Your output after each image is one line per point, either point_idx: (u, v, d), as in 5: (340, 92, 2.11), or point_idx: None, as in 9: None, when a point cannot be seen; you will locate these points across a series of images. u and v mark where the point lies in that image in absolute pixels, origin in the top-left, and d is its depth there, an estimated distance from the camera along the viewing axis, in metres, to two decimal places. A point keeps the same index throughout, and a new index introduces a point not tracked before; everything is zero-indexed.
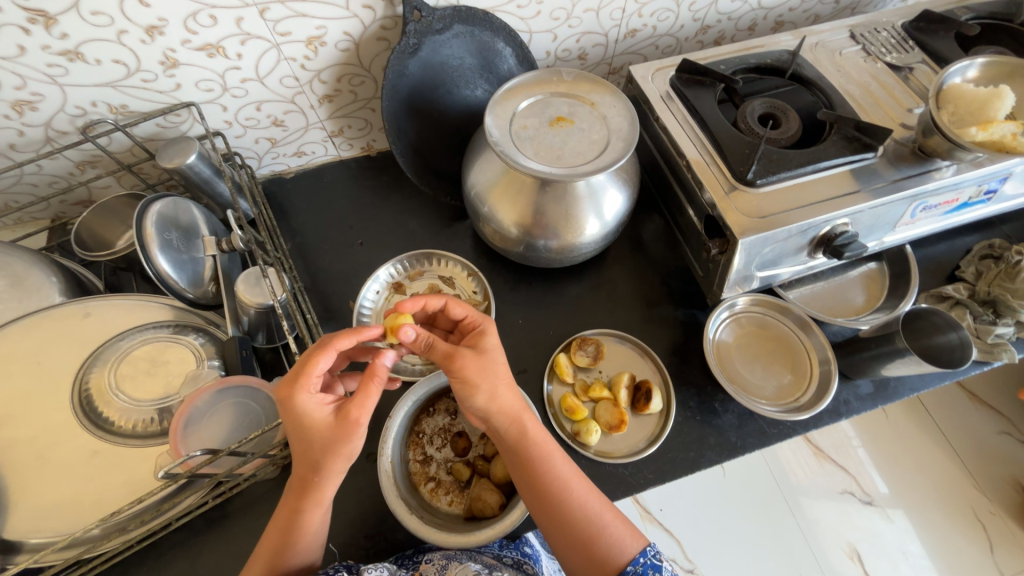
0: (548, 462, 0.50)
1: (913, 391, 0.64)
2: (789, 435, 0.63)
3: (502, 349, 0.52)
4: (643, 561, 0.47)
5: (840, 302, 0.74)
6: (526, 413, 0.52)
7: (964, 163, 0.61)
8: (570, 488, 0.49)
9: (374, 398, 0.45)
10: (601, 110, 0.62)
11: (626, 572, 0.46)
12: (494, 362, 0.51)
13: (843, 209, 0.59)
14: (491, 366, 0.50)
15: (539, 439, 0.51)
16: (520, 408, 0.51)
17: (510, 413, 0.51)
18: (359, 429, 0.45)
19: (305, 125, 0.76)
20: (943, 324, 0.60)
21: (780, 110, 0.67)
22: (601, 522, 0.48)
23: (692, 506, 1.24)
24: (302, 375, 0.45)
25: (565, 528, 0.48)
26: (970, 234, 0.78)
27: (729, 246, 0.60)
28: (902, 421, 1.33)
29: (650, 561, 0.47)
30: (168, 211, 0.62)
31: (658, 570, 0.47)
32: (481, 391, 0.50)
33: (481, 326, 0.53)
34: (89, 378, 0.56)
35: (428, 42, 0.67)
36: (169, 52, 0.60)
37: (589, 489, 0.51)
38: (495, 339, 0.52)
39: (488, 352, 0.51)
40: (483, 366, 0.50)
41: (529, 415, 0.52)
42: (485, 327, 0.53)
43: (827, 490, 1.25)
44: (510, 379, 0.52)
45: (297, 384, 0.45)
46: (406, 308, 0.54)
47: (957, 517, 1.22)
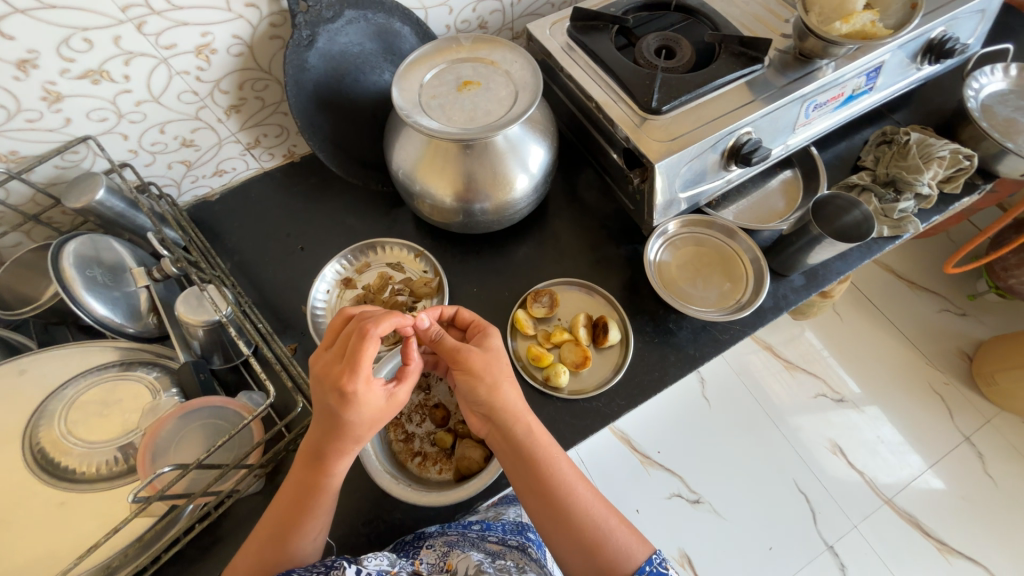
0: (551, 463, 0.51)
1: (839, 274, 0.71)
2: (739, 337, 0.68)
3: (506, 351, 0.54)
4: (649, 567, 0.48)
5: (764, 210, 0.79)
6: (524, 413, 0.52)
7: (840, 59, 0.67)
8: (573, 490, 0.51)
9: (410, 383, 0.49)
10: (504, 67, 0.64)
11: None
12: (500, 360, 0.53)
13: (743, 119, 0.63)
14: (495, 365, 0.52)
15: (538, 440, 0.52)
16: (520, 409, 0.52)
17: (506, 415, 0.52)
18: (399, 407, 0.48)
19: (217, 141, 0.74)
20: (846, 205, 0.66)
21: (673, 41, 0.71)
22: (607, 526, 0.50)
23: (686, 441, 1.30)
24: (357, 368, 0.44)
25: (574, 532, 0.49)
26: (866, 127, 0.85)
27: (648, 173, 0.63)
28: (854, 319, 1.44)
29: (656, 568, 0.48)
30: (87, 250, 0.59)
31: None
32: (483, 389, 0.52)
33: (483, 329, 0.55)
34: (38, 432, 0.53)
35: (322, 32, 0.66)
36: (49, 86, 0.57)
37: (593, 492, 0.52)
38: (502, 342, 0.54)
39: (496, 355, 0.53)
40: (490, 362, 0.52)
41: (526, 417, 0.52)
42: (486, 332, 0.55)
43: (803, 399, 1.34)
44: (512, 381, 0.53)
45: (358, 376, 0.44)
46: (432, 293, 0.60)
47: (917, 393, 1.33)
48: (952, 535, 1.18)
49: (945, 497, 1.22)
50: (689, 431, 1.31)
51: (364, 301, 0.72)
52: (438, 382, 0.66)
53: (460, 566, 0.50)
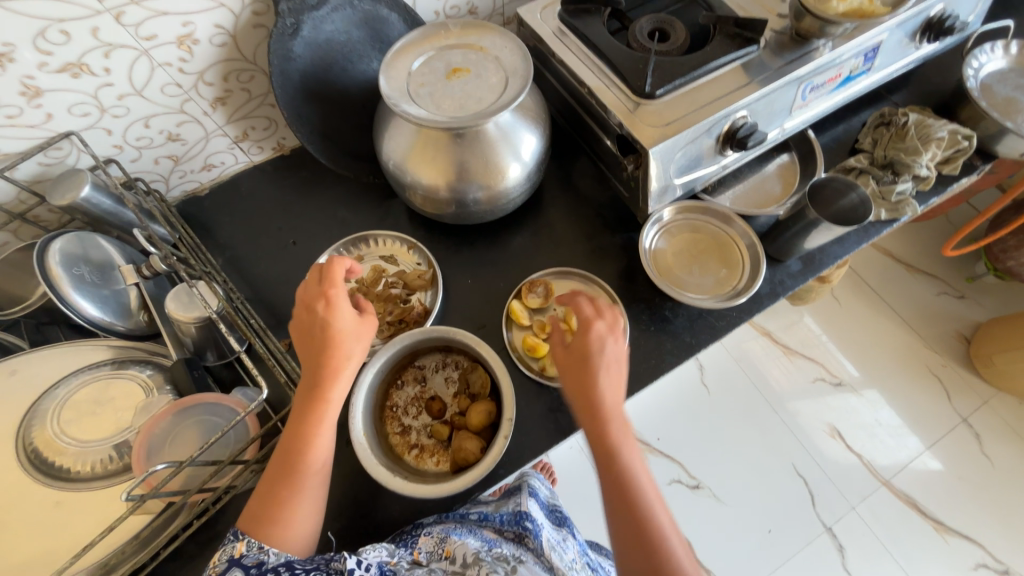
0: (634, 475, 0.48)
1: (836, 258, 0.70)
2: (736, 323, 0.67)
3: (621, 344, 0.52)
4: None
5: (760, 195, 0.78)
6: (616, 420, 0.49)
7: (837, 39, 0.66)
8: (650, 508, 0.47)
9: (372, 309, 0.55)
10: (493, 52, 0.62)
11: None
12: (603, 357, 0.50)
13: (739, 102, 0.62)
14: (585, 371, 0.50)
15: (621, 449, 0.48)
16: (615, 414, 0.49)
17: (605, 419, 0.49)
18: (370, 328, 0.53)
19: (204, 134, 0.72)
20: (844, 187, 0.65)
21: (667, 23, 0.69)
22: (673, 551, 0.46)
23: (685, 428, 1.31)
24: (329, 277, 0.52)
25: (639, 551, 0.46)
26: (864, 109, 0.84)
27: (642, 159, 0.62)
28: (852, 303, 1.43)
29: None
30: (74, 248, 0.58)
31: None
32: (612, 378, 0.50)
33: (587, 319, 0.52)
34: (31, 432, 0.53)
35: (307, 20, 0.64)
36: (27, 80, 0.56)
37: (668, 515, 0.48)
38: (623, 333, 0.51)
39: (612, 342, 0.51)
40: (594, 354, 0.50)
41: (616, 424, 0.49)
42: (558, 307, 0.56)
43: (802, 384, 1.35)
44: (615, 384, 0.50)
45: (333, 283, 0.52)
46: None
47: (916, 376, 1.34)
48: (949, 515, 1.19)
49: (943, 478, 1.23)
50: (688, 417, 1.32)
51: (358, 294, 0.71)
52: (434, 373, 0.66)
53: (458, 553, 0.51)
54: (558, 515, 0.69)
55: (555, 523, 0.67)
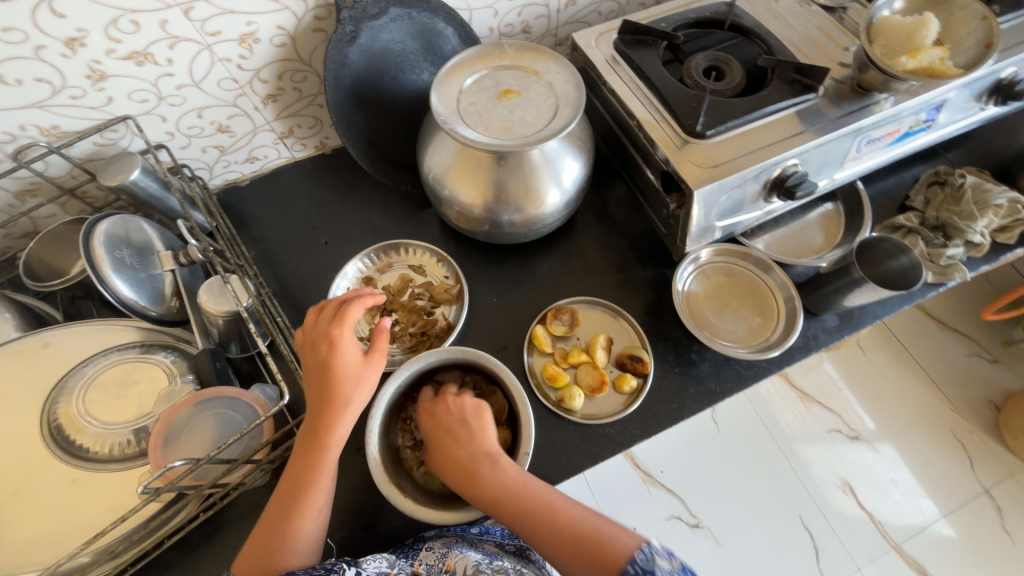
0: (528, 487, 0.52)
1: (876, 318, 0.67)
2: (764, 375, 0.65)
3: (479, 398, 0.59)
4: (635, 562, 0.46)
5: (801, 244, 0.76)
6: (484, 461, 0.53)
7: (900, 94, 0.64)
8: (562, 507, 0.51)
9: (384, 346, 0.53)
10: (547, 78, 0.62)
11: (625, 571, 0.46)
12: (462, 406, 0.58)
13: (791, 150, 0.60)
14: (457, 421, 0.57)
15: (501, 475, 0.53)
16: (481, 455, 0.54)
17: (472, 463, 0.54)
18: (376, 367, 0.52)
19: (252, 129, 0.74)
20: (893, 249, 0.63)
21: (723, 61, 0.68)
22: (598, 530, 0.49)
23: (691, 464, 1.27)
24: (339, 316, 0.52)
25: (575, 552, 0.48)
26: (917, 165, 0.81)
27: (686, 199, 0.61)
28: (878, 355, 1.38)
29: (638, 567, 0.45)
30: (118, 230, 0.60)
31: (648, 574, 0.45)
32: (462, 425, 0.56)
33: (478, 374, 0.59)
34: (57, 408, 0.54)
35: (366, 28, 0.65)
36: (95, 65, 0.57)
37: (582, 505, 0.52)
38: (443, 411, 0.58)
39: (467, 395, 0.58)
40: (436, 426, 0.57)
41: (486, 461, 0.53)
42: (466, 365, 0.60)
43: (817, 433, 1.30)
44: (480, 426, 0.56)
45: (340, 323, 0.52)
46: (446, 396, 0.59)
47: (938, 439, 1.28)
48: None
49: (958, 550, 1.17)
50: (695, 454, 1.28)
51: (384, 302, 0.71)
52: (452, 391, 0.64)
53: (459, 567, 0.50)
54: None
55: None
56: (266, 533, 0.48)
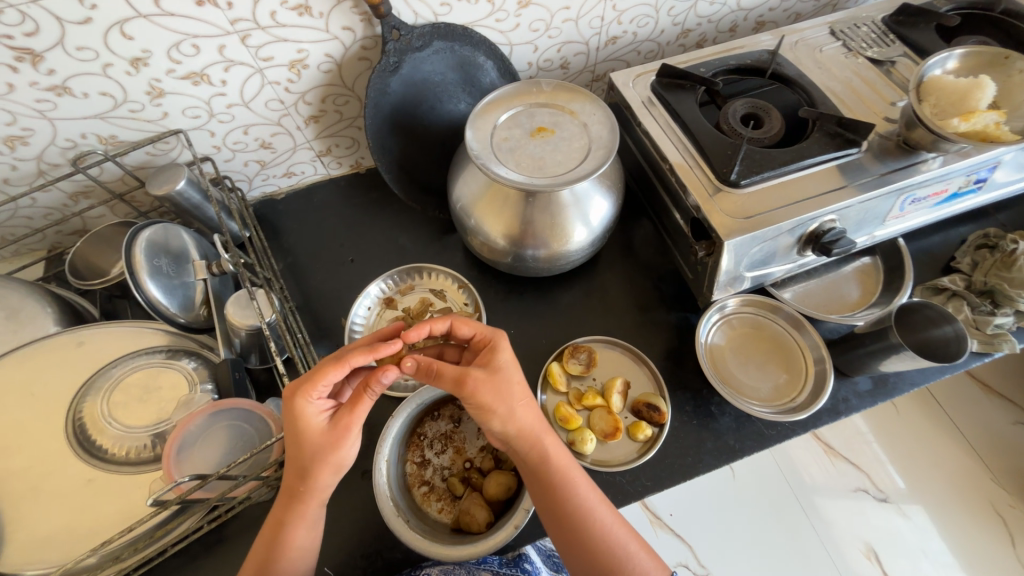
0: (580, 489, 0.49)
1: (913, 386, 0.64)
2: (787, 436, 0.62)
3: (517, 367, 0.51)
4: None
5: (834, 298, 0.73)
6: (546, 434, 0.51)
7: (950, 155, 0.61)
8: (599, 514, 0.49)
9: (362, 412, 0.46)
10: (581, 118, 0.63)
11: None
12: (509, 382, 0.49)
13: (830, 206, 0.58)
14: (506, 386, 0.49)
15: (562, 463, 0.50)
16: (544, 430, 0.51)
17: (534, 434, 0.50)
18: (342, 442, 0.46)
19: (293, 146, 0.77)
20: (938, 317, 0.60)
21: (762, 110, 0.67)
22: (628, 549, 0.48)
23: (703, 509, 1.21)
24: (305, 380, 0.46)
25: (598, 560, 0.47)
26: (964, 225, 0.77)
27: (716, 248, 0.59)
28: (912, 414, 1.30)
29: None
30: (159, 238, 0.62)
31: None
32: (515, 389, 0.50)
33: (507, 365, 0.50)
34: (83, 407, 0.57)
35: (409, 59, 0.67)
36: (155, 82, 0.61)
37: (615, 516, 0.50)
38: (508, 358, 0.50)
39: (512, 359, 0.51)
40: (497, 389, 0.49)
41: (551, 439, 0.51)
42: (495, 346, 0.51)
43: (842, 492, 1.22)
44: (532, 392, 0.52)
45: (302, 389, 0.46)
46: (412, 337, 0.51)
47: (976, 512, 1.18)
48: None
49: None
50: (708, 499, 1.22)
51: (403, 325, 0.72)
52: (469, 419, 0.65)
53: None
54: (553, 561, 0.68)
55: (551, 569, 0.66)
56: (273, 539, 0.47)
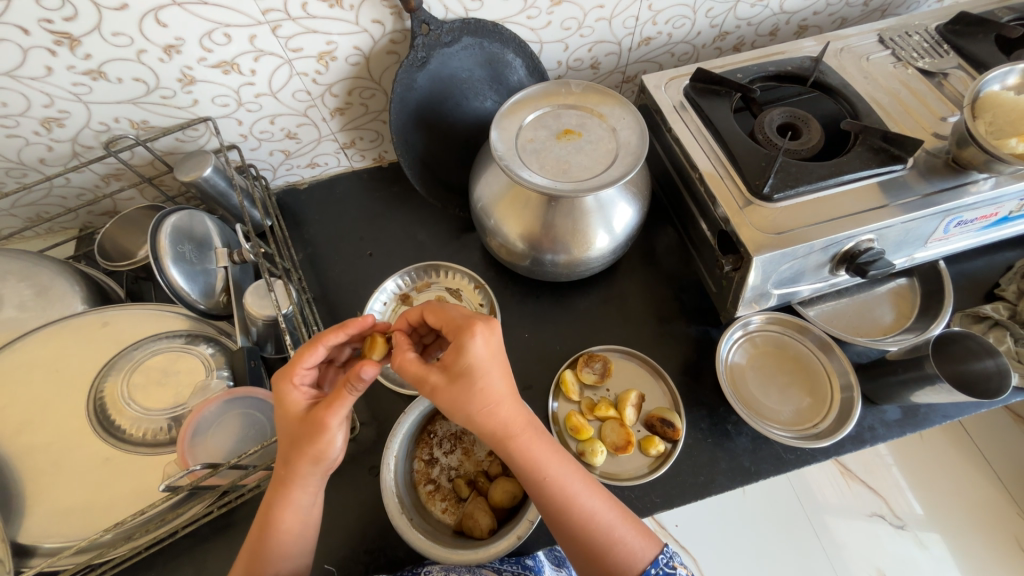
0: (564, 481, 0.46)
1: (945, 418, 0.61)
2: (806, 462, 0.60)
3: (488, 365, 0.45)
4: (655, 571, 0.45)
5: (866, 321, 0.69)
6: (519, 434, 0.45)
7: (1003, 176, 0.57)
8: (583, 502, 0.46)
9: (345, 403, 0.45)
10: (610, 122, 0.61)
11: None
12: (472, 389, 0.44)
13: (868, 225, 0.55)
14: (466, 394, 0.44)
15: (539, 458, 0.46)
16: (518, 428, 0.46)
17: (506, 432, 0.45)
18: (329, 429, 0.44)
19: (317, 137, 0.77)
20: (980, 349, 0.57)
21: (801, 120, 0.64)
22: (615, 532, 0.45)
23: (709, 524, 1.15)
24: (288, 368, 0.47)
25: (580, 549, 0.45)
26: (1012, 249, 0.73)
27: (743, 263, 0.57)
28: (937, 441, 1.24)
29: (663, 569, 0.45)
30: (183, 224, 0.63)
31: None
32: (480, 394, 0.44)
33: (479, 367, 0.44)
34: (104, 386, 0.58)
35: (437, 55, 0.66)
36: (186, 70, 0.61)
37: (604, 499, 0.47)
38: (478, 359, 0.45)
39: (484, 353, 0.45)
40: (457, 396, 0.44)
41: (527, 436, 0.46)
42: (464, 342, 0.45)
43: (857, 516, 1.16)
44: (506, 389, 0.46)
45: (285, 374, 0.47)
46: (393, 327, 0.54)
47: (1000, 548, 1.12)
48: None
49: None
50: (713, 512, 1.16)
51: None
52: None
53: None
54: (557, 554, 0.64)
55: (553, 563, 0.61)
56: (265, 524, 0.46)
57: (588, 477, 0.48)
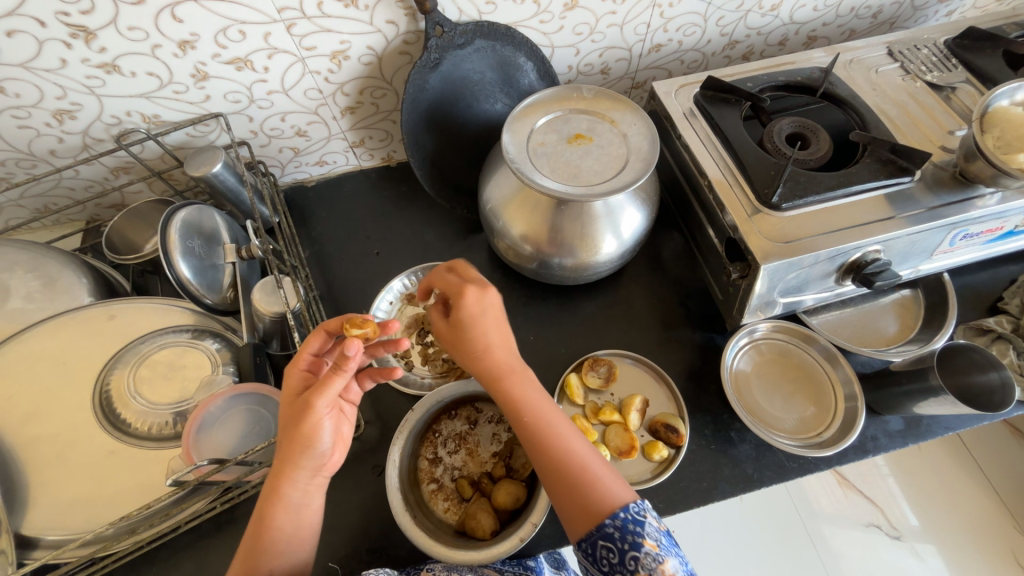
0: (546, 421, 0.48)
1: (947, 430, 0.61)
2: (809, 471, 0.60)
3: (483, 313, 0.50)
4: (622, 515, 0.42)
5: (870, 331, 0.70)
6: (508, 375, 0.50)
7: (1010, 191, 0.58)
8: (564, 441, 0.47)
9: (329, 388, 0.45)
10: (621, 128, 0.61)
11: (605, 525, 0.42)
12: (470, 331, 0.50)
13: (876, 236, 0.56)
14: (466, 335, 0.50)
15: (523, 398, 0.49)
16: (507, 371, 0.50)
17: (498, 374, 0.50)
18: (315, 412, 0.45)
19: (327, 135, 0.77)
20: (984, 362, 0.57)
21: (809, 130, 0.64)
22: (592, 473, 0.45)
23: (707, 531, 1.15)
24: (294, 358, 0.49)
25: (562, 491, 0.45)
26: (1015, 263, 0.73)
27: (750, 271, 0.57)
28: (934, 452, 1.24)
29: (632, 516, 0.42)
30: (193, 218, 0.63)
31: (640, 525, 0.42)
32: (474, 339, 0.50)
33: (468, 319, 0.49)
34: (110, 379, 0.58)
35: (449, 56, 0.67)
36: (200, 66, 0.61)
37: (587, 446, 0.48)
38: (472, 308, 0.49)
39: (475, 308, 0.49)
40: (459, 337, 0.50)
41: (517, 377, 0.50)
42: (457, 297, 0.50)
43: (853, 525, 1.16)
44: (501, 335, 0.51)
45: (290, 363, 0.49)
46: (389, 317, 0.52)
47: (994, 560, 1.12)
48: None
49: None
50: (710, 518, 1.16)
51: (423, 323, 0.72)
52: (486, 423, 0.65)
53: None
54: (556, 557, 0.64)
55: (553, 566, 0.61)
56: (257, 522, 0.45)
57: (573, 426, 0.50)
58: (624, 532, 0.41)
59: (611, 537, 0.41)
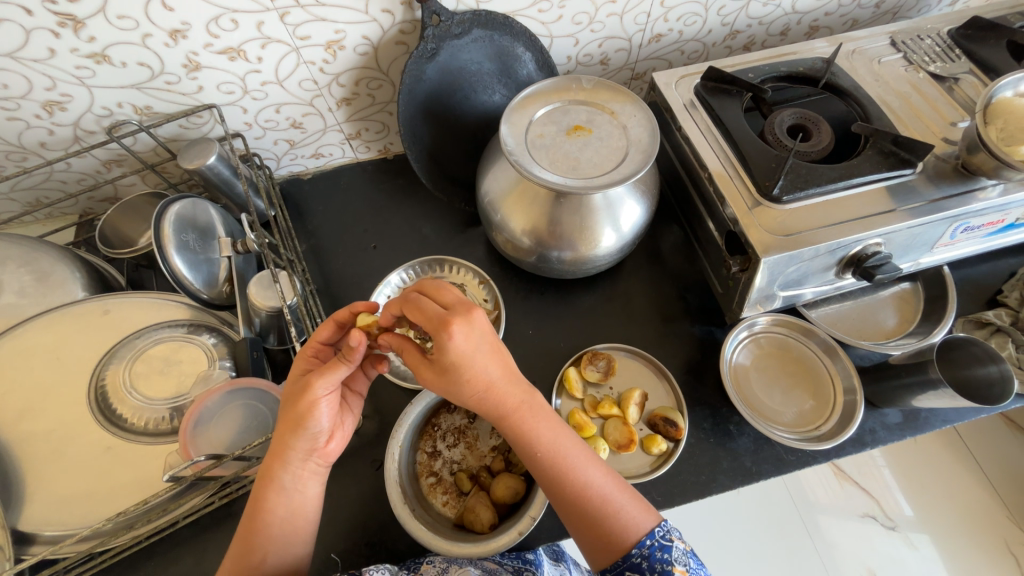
0: (560, 450, 0.47)
1: (945, 423, 0.62)
2: (807, 464, 0.60)
3: (472, 353, 0.45)
4: (650, 542, 0.43)
5: (869, 324, 0.70)
6: (516, 412, 0.47)
7: (1012, 183, 0.57)
8: (581, 473, 0.46)
9: (328, 376, 0.45)
10: (621, 119, 0.61)
11: (632, 554, 0.43)
12: (462, 375, 0.45)
13: (877, 229, 0.55)
14: (458, 380, 0.45)
15: (534, 433, 0.47)
16: (513, 407, 0.47)
17: (504, 411, 0.47)
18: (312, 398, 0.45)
19: (323, 128, 0.76)
20: (983, 355, 0.57)
21: (811, 121, 0.64)
22: (613, 504, 0.45)
23: (705, 521, 1.15)
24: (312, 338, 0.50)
25: (581, 523, 0.45)
26: (1015, 256, 0.73)
27: (751, 265, 0.57)
28: (930, 444, 1.25)
29: (659, 542, 0.44)
30: (187, 212, 0.62)
31: (667, 552, 0.43)
32: (469, 381, 0.45)
33: (458, 360, 0.44)
34: (106, 374, 0.58)
35: (446, 46, 0.66)
36: (192, 56, 0.60)
37: (604, 472, 0.47)
38: (460, 350, 0.44)
39: (464, 347, 0.44)
40: (451, 382, 0.46)
41: (524, 412, 0.47)
42: (442, 339, 0.44)
43: (848, 515, 1.17)
44: (495, 374, 0.46)
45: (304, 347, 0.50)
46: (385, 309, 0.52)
47: (987, 549, 1.14)
48: None
49: None
50: (706, 509, 1.17)
51: None
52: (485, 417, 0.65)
53: None
54: (554, 549, 0.64)
55: (552, 557, 0.61)
56: (252, 505, 0.45)
57: (591, 454, 0.48)
58: (652, 561, 0.43)
59: (639, 567, 0.43)
